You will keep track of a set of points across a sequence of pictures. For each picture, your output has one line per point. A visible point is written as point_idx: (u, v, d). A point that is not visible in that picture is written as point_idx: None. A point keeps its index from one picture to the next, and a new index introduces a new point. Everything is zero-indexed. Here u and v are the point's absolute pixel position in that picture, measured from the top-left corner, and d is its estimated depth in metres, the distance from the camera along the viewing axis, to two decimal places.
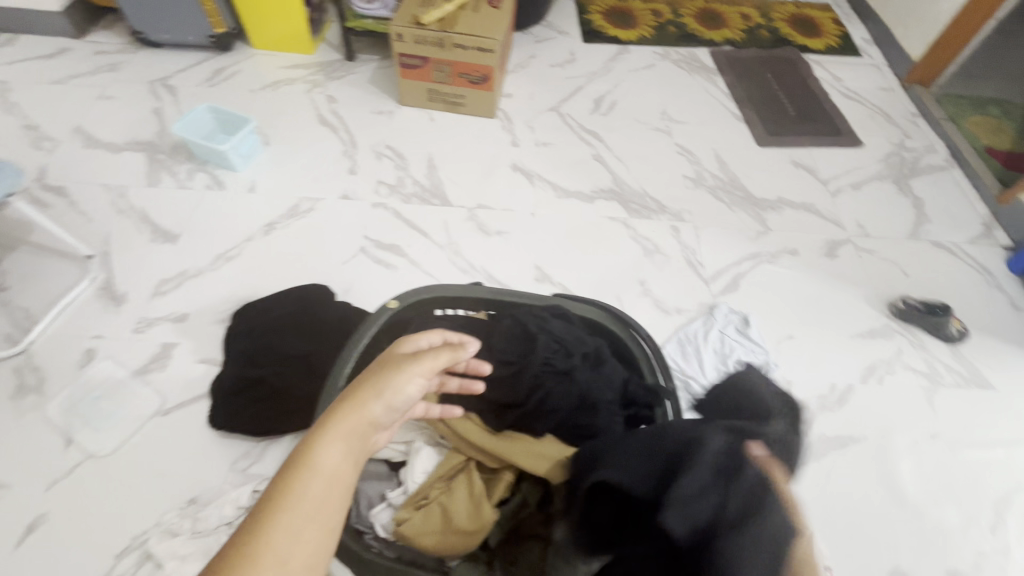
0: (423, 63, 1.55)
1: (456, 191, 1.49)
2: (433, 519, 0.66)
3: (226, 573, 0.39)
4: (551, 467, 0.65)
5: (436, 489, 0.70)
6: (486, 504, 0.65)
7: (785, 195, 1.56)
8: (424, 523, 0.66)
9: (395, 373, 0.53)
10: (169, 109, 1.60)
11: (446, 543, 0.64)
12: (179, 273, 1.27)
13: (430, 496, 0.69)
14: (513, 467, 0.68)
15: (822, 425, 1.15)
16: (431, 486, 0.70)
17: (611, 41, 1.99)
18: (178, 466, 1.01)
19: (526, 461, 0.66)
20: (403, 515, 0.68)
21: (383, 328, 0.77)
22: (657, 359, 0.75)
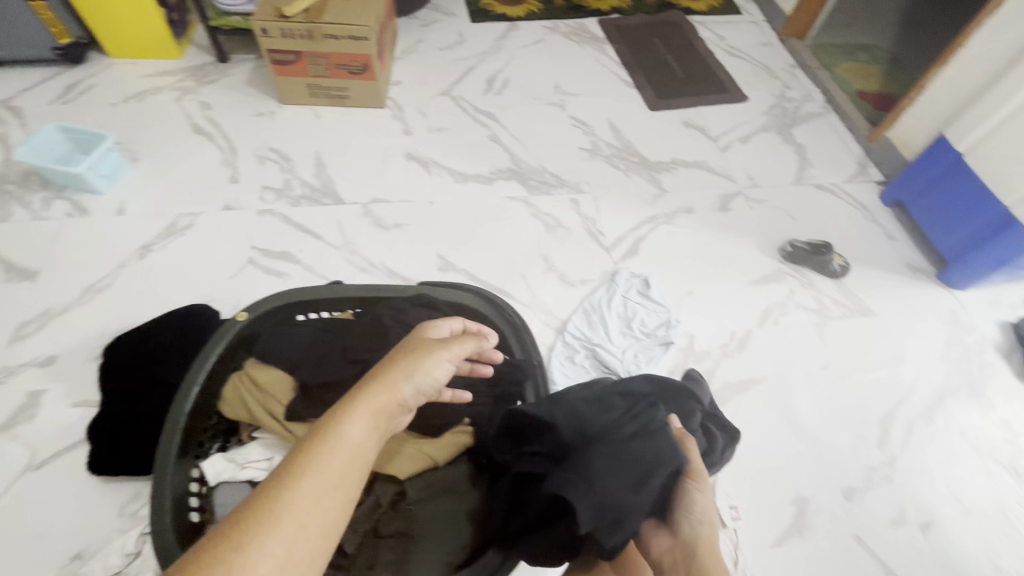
0: (297, 58, 1.47)
1: (349, 188, 1.43)
2: None
3: (256, 519, 0.42)
4: (400, 463, 0.72)
5: None
6: None
7: (678, 155, 1.60)
8: None
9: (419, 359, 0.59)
10: (15, 134, 1.45)
11: None
12: (42, 312, 1.16)
13: None
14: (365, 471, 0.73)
15: (725, 372, 1.20)
16: None
17: (500, 19, 1.96)
18: (58, 521, 0.93)
19: (376, 461, 0.71)
20: None
21: (238, 341, 0.74)
22: (521, 336, 0.82)
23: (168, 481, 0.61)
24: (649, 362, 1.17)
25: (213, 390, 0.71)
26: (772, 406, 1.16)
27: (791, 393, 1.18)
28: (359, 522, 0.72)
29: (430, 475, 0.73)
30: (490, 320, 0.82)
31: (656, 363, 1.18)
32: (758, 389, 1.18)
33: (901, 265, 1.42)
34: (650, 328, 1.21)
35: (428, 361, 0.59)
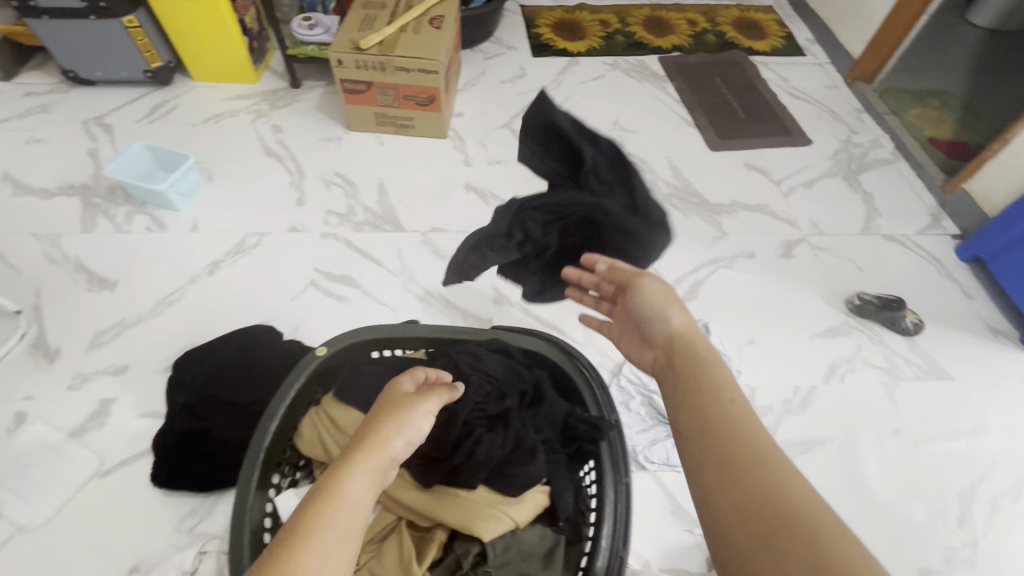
0: (368, 88, 1.53)
1: (409, 216, 1.46)
2: None
3: None
4: (479, 522, 0.68)
5: (366, 554, 0.71)
6: (412, 568, 0.66)
7: (739, 198, 1.58)
8: None
9: (407, 408, 0.60)
10: (105, 150, 1.55)
11: None
12: (118, 322, 1.21)
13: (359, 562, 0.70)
14: (444, 525, 0.70)
15: (787, 430, 1.14)
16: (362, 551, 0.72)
17: (561, 54, 2.00)
18: (119, 532, 0.95)
19: (454, 516, 0.68)
20: None
21: (314, 376, 0.77)
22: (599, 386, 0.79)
23: (247, 517, 0.63)
24: None
25: (290, 423, 0.74)
26: (839, 470, 1.10)
27: (860, 458, 1.11)
28: None
29: (511, 536, 0.70)
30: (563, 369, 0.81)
31: None
32: (823, 450, 1.12)
33: (980, 325, 1.34)
34: None
35: (415, 411, 0.61)
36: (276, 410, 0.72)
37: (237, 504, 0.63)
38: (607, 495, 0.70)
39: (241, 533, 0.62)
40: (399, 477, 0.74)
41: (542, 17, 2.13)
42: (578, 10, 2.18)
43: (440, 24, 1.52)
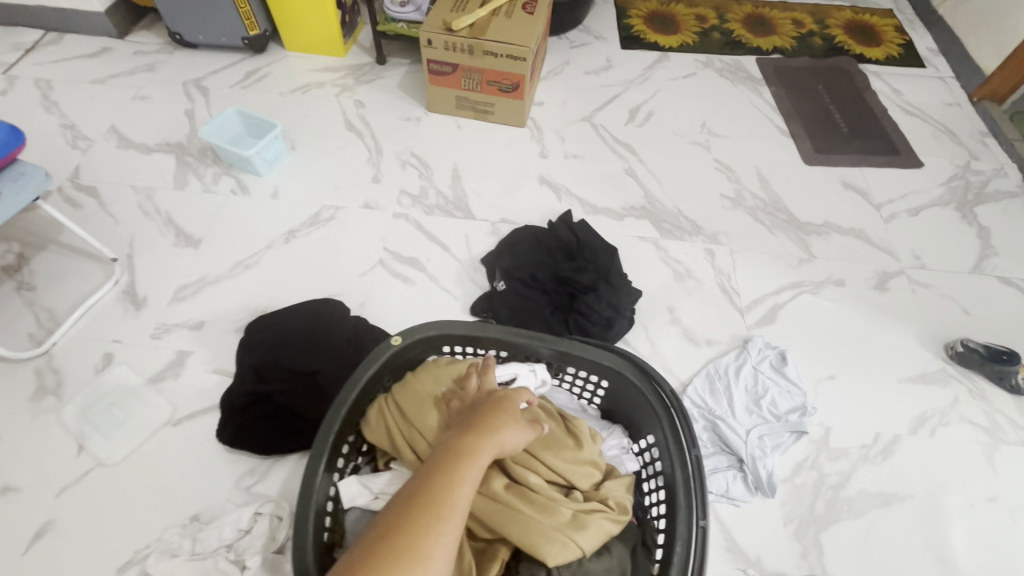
0: (454, 70, 1.51)
1: (480, 203, 1.45)
2: None
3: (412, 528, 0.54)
4: (544, 544, 0.64)
5: None
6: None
7: (832, 219, 1.46)
8: None
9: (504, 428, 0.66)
10: (201, 112, 1.62)
11: None
12: (199, 279, 1.27)
13: None
14: (507, 541, 0.67)
15: (862, 478, 1.05)
16: None
17: (650, 48, 1.90)
18: (184, 480, 0.99)
19: (516, 532, 0.64)
20: None
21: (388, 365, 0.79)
22: (680, 416, 0.74)
23: (313, 495, 0.67)
24: (775, 450, 1.06)
25: (359, 407, 0.77)
26: (917, 532, 1.00)
27: (944, 523, 1.01)
28: None
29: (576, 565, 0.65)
30: (641, 394, 0.76)
31: (783, 451, 1.07)
32: (902, 507, 1.03)
33: None
34: (781, 411, 1.10)
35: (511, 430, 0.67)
36: (348, 394, 0.74)
37: (305, 482, 0.67)
38: (679, 538, 0.67)
39: (306, 507, 0.66)
40: None
41: (635, 8, 2.04)
42: (674, 1, 2.07)
43: (533, 10, 1.47)
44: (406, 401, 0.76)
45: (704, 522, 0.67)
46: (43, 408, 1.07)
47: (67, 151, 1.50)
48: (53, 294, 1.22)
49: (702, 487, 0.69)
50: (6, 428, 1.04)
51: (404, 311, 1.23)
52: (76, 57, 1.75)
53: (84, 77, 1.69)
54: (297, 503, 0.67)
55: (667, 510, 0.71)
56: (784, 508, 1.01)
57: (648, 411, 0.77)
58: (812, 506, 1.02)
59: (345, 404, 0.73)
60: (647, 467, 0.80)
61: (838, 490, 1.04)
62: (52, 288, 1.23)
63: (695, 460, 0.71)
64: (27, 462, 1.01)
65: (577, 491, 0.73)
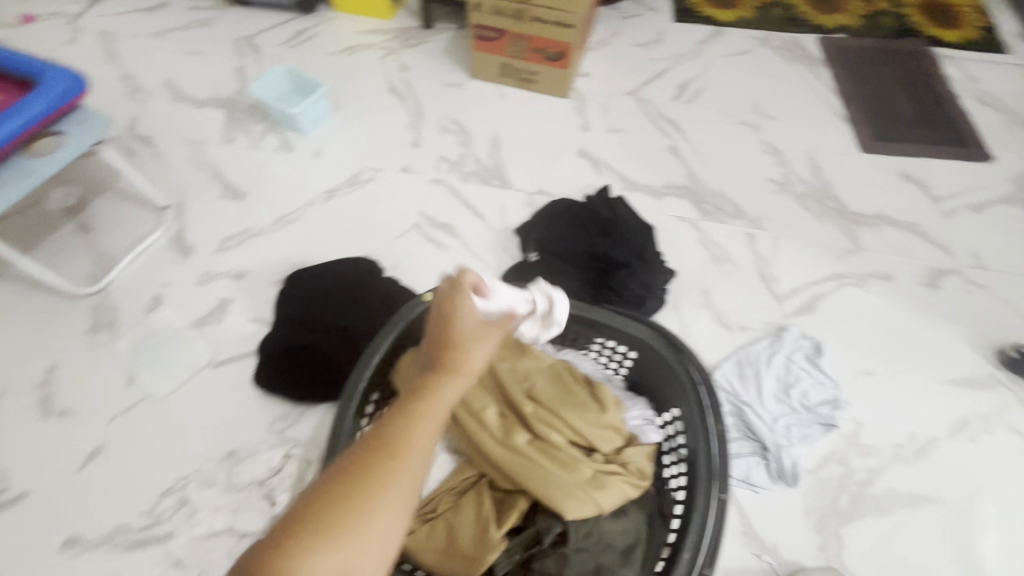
0: (500, 36, 1.48)
1: (517, 174, 1.44)
2: (441, 533, 0.74)
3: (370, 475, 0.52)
4: (564, 499, 0.69)
5: (446, 503, 0.77)
6: (491, 530, 0.71)
7: (885, 210, 1.39)
8: (431, 536, 0.74)
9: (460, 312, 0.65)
10: (251, 69, 1.65)
11: (450, 560, 0.71)
12: (242, 231, 1.31)
13: (440, 509, 0.77)
14: (526, 495, 0.73)
15: (892, 477, 1.02)
16: (442, 499, 0.78)
17: (705, 21, 1.82)
18: (221, 418, 1.05)
19: (537, 486, 0.70)
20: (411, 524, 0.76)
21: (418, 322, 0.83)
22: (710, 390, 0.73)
23: (345, 437, 0.72)
24: (801, 440, 1.04)
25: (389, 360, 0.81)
26: (945, 536, 0.97)
27: (976, 530, 0.98)
28: (515, 548, 0.72)
29: (593, 522, 0.70)
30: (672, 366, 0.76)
31: (809, 442, 1.05)
32: (932, 509, 0.99)
33: None
34: (812, 403, 1.08)
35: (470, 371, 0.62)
36: (380, 345, 0.78)
37: (339, 424, 0.72)
38: (697, 509, 0.66)
39: (337, 443, 0.72)
40: (486, 434, 0.77)
41: None
42: None
43: None
44: None
45: (723, 496, 0.66)
46: (98, 341, 1.14)
47: (126, 102, 1.56)
48: (109, 236, 1.29)
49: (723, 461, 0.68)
50: (65, 357, 1.12)
51: (436, 276, 1.25)
52: (136, 11, 1.80)
53: (143, 30, 1.74)
54: (329, 439, 0.72)
55: (690, 482, 0.71)
56: (805, 499, 1.00)
57: (674, 383, 0.77)
58: (836, 499, 1.00)
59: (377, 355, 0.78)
60: (669, 439, 0.80)
61: (864, 486, 1.01)
62: (109, 231, 1.30)
63: (719, 434, 0.70)
64: (83, 390, 1.08)
65: (598, 454, 0.76)
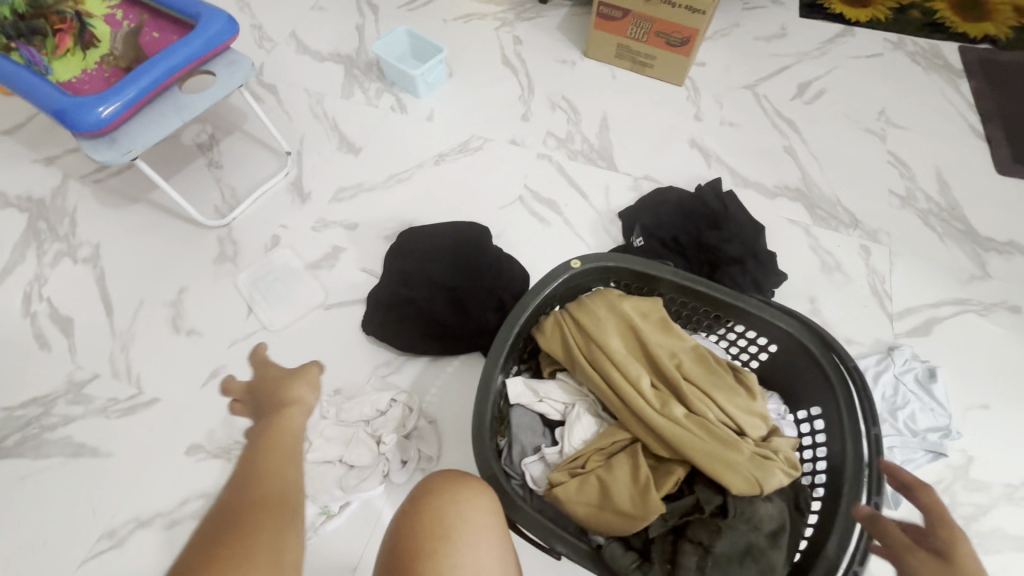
0: (623, 16, 1.46)
1: (625, 158, 1.42)
2: (590, 489, 0.73)
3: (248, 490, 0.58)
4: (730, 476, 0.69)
5: (594, 461, 0.76)
6: (651, 493, 0.69)
7: (1020, 239, 1.29)
8: (579, 491, 0.74)
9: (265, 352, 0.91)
10: (370, 28, 1.69)
11: (603, 517, 0.71)
12: (356, 184, 1.36)
13: (587, 466, 0.76)
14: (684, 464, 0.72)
15: (1002, 518, 0.97)
16: (589, 457, 0.77)
17: (834, 19, 1.72)
18: (330, 358, 1.11)
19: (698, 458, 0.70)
20: (558, 477, 0.76)
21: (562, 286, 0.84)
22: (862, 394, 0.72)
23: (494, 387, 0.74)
24: (904, 464, 1.00)
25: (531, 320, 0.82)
26: None
27: None
28: (669, 513, 0.72)
29: (749, 502, 0.69)
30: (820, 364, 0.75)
31: (913, 467, 1.00)
32: None
33: None
34: (920, 427, 1.02)
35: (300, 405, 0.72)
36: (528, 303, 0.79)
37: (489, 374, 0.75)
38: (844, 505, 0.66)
39: (487, 392, 0.75)
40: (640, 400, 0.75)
41: None
42: None
43: None
44: (583, 321, 0.80)
45: (877, 499, 0.65)
46: (223, 271, 1.23)
47: (255, 51, 1.64)
48: (236, 175, 1.37)
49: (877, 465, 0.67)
50: (194, 282, 1.21)
51: (538, 250, 1.26)
52: None
53: None
54: (479, 387, 0.75)
55: (831, 481, 0.71)
56: (904, 523, 0.96)
57: (822, 381, 0.76)
58: None
59: (524, 313, 0.79)
60: (807, 437, 0.79)
61: (970, 521, 0.97)
62: (236, 170, 1.38)
63: (873, 438, 0.68)
64: (209, 314, 1.17)
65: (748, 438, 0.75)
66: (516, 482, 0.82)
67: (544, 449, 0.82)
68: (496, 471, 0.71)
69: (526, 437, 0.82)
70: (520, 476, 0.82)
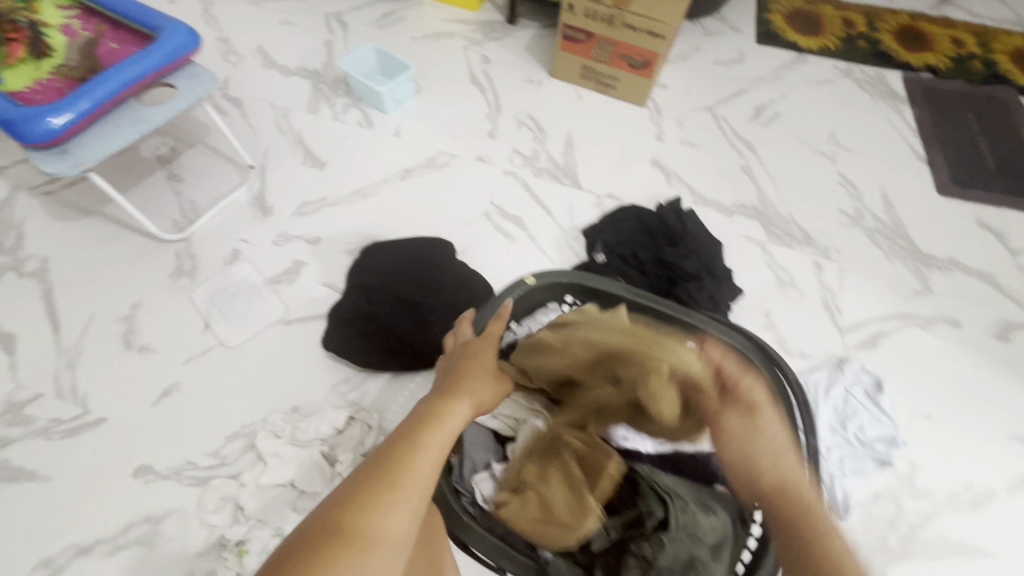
0: (587, 39, 1.50)
1: (588, 176, 1.45)
2: (530, 506, 0.74)
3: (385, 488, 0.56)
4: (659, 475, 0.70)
5: (531, 475, 0.76)
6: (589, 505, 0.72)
7: (959, 256, 1.36)
8: (520, 508, 0.74)
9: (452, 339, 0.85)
10: (338, 44, 1.70)
11: (545, 534, 0.72)
12: (320, 199, 1.35)
13: (526, 481, 0.76)
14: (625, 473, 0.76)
15: (944, 525, 1.01)
16: (526, 471, 0.77)
17: (788, 47, 1.81)
18: (288, 375, 1.09)
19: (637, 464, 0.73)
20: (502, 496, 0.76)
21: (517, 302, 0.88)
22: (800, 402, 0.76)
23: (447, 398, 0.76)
24: (853, 474, 1.03)
25: (486, 333, 0.84)
26: None
27: None
28: (613, 526, 0.75)
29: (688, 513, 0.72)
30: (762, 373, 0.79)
31: (862, 476, 1.04)
32: (982, 563, 0.98)
33: None
34: (868, 438, 1.06)
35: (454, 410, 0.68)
36: (483, 316, 0.83)
37: (441, 385, 0.76)
38: None
39: None
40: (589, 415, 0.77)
41: (779, 3, 1.93)
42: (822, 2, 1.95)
43: None
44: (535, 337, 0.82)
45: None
46: (179, 286, 1.20)
47: (220, 64, 1.63)
48: (196, 188, 1.35)
49: (816, 471, 0.70)
50: (148, 297, 1.18)
51: (502, 266, 1.28)
52: None
53: None
54: (432, 400, 0.76)
55: None
56: (853, 532, 0.99)
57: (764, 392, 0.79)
58: (885, 538, 0.99)
59: (479, 325, 0.82)
60: None
61: (915, 528, 1.00)
62: (196, 183, 1.35)
63: (812, 448, 0.74)
64: (162, 330, 1.14)
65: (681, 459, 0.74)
66: (465, 499, 0.80)
67: (494, 465, 0.83)
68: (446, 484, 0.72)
69: (476, 453, 0.84)
70: (469, 493, 0.81)
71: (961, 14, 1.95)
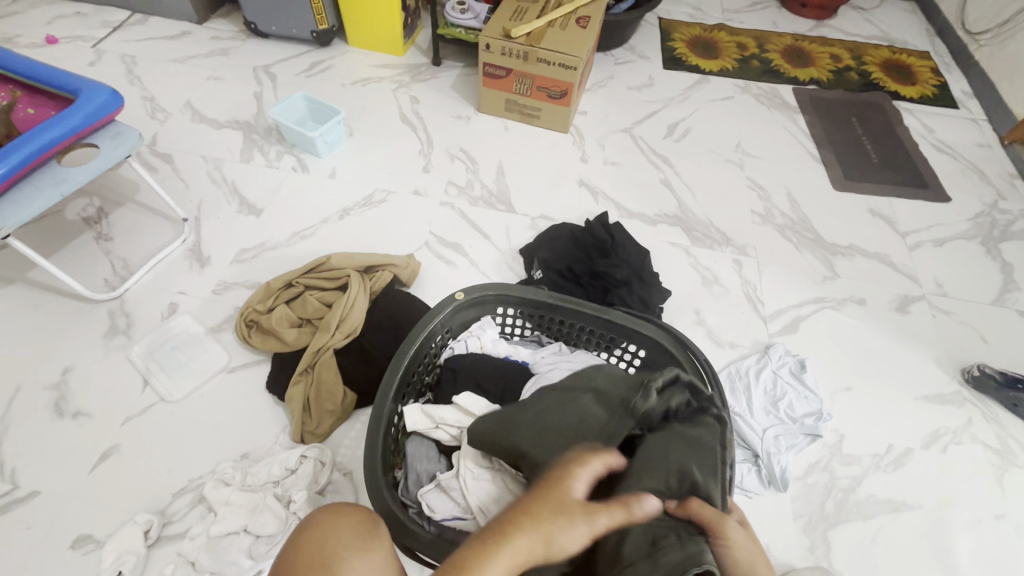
0: (506, 75, 1.61)
1: (521, 199, 1.53)
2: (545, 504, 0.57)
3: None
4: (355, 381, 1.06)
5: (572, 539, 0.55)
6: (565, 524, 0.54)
7: (858, 242, 1.51)
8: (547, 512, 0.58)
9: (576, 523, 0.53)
10: (268, 95, 1.74)
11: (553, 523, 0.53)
12: (258, 244, 1.36)
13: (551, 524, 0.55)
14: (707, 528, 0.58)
15: (873, 485, 1.10)
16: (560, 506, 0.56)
17: (692, 70, 1.99)
18: (235, 423, 1.07)
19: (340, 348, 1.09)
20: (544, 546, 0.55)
21: (452, 319, 0.91)
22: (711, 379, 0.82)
23: (384, 421, 0.78)
24: (789, 449, 1.11)
25: (420, 352, 0.87)
26: (924, 539, 1.04)
27: (952, 534, 1.05)
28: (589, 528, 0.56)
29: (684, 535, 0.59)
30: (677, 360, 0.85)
31: (796, 451, 1.12)
32: (910, 515, 1.07)
33: None
34: (797, 414, 1.15)
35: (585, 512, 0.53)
36: (417, 335, 0.86)
37: (379, 406, 0.78)
38: None
39: (378, 427, 0.78)
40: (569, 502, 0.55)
41: (680, 32, 2.13)
42: (717, 29, 2.16)
43: (586, 24, 1.56)
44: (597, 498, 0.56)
45: None
46: (114, 346, 1.17)
47: (147, 121, 1.63)
48: (127, 245, 1.33)
49: None
50: (80, 360, 1.14)
51: (445, 290, 1.32)
52: (158, 38, 1.89)
53: (165, 56, 1.83)
54: (370, 422, 0.78)
55: None
56: (794, 503, 1.06)
57: None
58: (823, 504, 1.07)
59: (412, 346, 0.84)
60: None
61: (848, 492, 1.08)
62: (127, 240, 1.34)
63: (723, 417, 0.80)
64: (98, 391, 1.10)
65: (342, 330, 1.10)
66: (413, 510, 0.82)
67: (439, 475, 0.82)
68: (388, 502, 0.73)
69: (421, 465, 0.84)
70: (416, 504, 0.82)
71: (836, 33, 2.21)
